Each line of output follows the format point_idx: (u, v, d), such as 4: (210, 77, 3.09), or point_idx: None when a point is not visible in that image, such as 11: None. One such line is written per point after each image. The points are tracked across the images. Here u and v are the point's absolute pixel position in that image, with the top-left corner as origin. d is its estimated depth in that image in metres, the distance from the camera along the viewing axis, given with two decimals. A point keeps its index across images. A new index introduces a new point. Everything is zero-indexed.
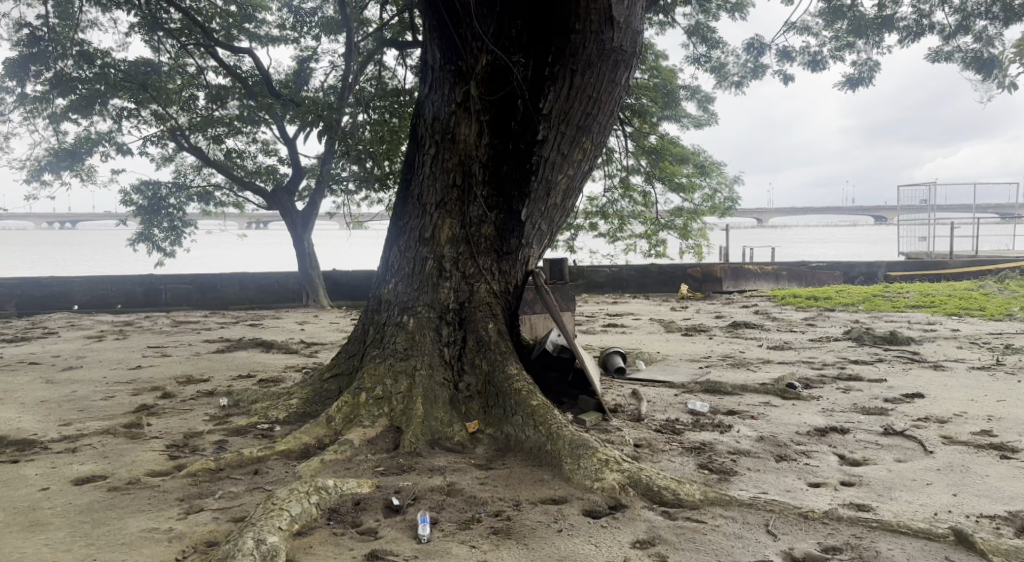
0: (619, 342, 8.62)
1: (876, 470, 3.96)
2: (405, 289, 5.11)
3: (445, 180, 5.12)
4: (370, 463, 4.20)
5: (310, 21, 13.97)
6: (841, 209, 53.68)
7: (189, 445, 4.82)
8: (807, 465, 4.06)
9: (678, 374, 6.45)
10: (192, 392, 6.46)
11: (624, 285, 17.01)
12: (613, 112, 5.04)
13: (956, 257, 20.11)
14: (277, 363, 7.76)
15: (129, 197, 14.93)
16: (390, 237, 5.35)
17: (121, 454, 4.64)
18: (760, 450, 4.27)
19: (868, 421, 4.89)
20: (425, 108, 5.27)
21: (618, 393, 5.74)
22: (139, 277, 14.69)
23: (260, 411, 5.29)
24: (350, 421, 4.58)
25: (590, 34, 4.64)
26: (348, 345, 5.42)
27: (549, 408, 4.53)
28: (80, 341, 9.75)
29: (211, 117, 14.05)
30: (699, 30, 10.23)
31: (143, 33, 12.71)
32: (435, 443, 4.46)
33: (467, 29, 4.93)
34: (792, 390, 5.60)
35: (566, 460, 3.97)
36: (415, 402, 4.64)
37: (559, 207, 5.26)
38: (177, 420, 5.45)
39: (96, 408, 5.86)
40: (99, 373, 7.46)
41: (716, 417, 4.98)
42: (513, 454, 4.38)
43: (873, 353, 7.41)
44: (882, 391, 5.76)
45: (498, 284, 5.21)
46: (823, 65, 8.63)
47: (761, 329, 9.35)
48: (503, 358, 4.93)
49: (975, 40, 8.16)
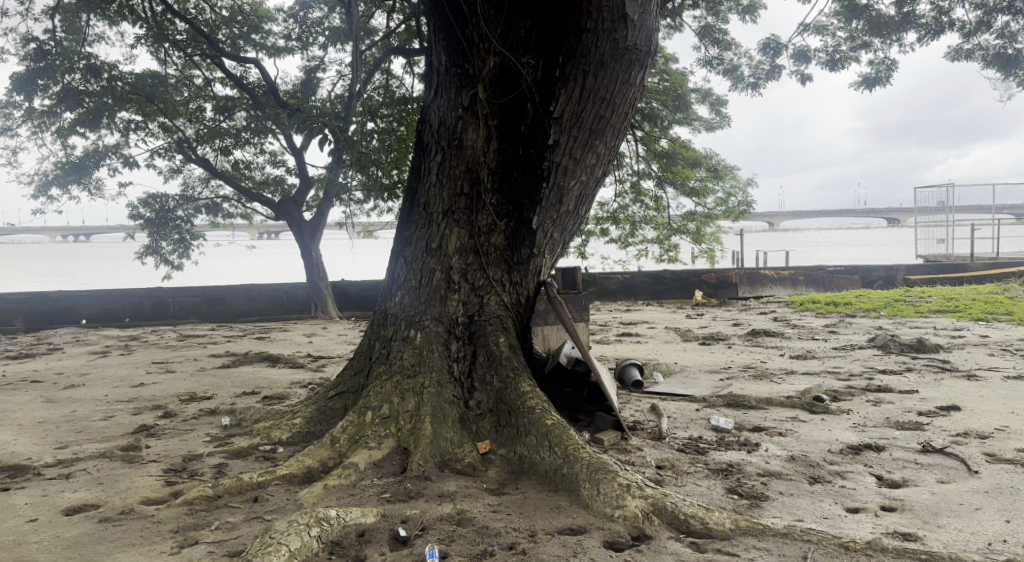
0: (634, 352, 8.33)
1: (918, 493, 3.68)
2: (412, 302, 4.88)
3: (452, 189, 4.86)
4: (375, 489, 3.95)
5: (316, 31, 13.81)
6: (854, 213, 53.30)
7: (187, 469, 4.61)
8: (843, 488, 3.78)
9: (699, 387, 6.16)
10: (194, 410, 6.24)
11: (637, 291, 16.71)
12: (627, 116, 4.80)
13: (979, 260, 19.62)
14: (283, 379, 7.54)
15: (136, 210, 14.73)
16: (396, 248, 5.10)
17: (116, 481, 4.42)
18: (792, 471, 4.00)
19: (904, 437, 4.60)
20: (430, 113, 5.00)
21: (636, 409, 5.47)
22: (146, 291, 14.55)
23: (263, 430, 5.07)
24: (354, 442, 4.35)
25: (602, 33, 4.40)
26: (353, 361, 5.20)
27: (565, 427, 4.28)
28: (84, 357, 9.60)
29: (217, 128, 13.75)
30: (710, 32, 10.01)
31: (148, 45, 12.60)
32: (444, 466, 4.22)
33: (473, 29, 4.64)
34: (821, 404, 5.32)
35: (585, 485, 3.71)
36: (424, 421, 4.40)
37: (571, 214, 5.02)
38: (177, 442, 5.24)
39: (93, 430, 5.66)
40: (101, 391, 7.27)
41: (741, 435, 4.71)
42: (527, 476, 4.14)
43: (901, 362, 7.10)
44: (915, 403, 5.46)
45: (509, 296, 4.98)
46: (839, 66, 8.36)
47: (782, 337, 9.06)
48: (515, 374, 4.70)
49: (998, 37, 7.87)
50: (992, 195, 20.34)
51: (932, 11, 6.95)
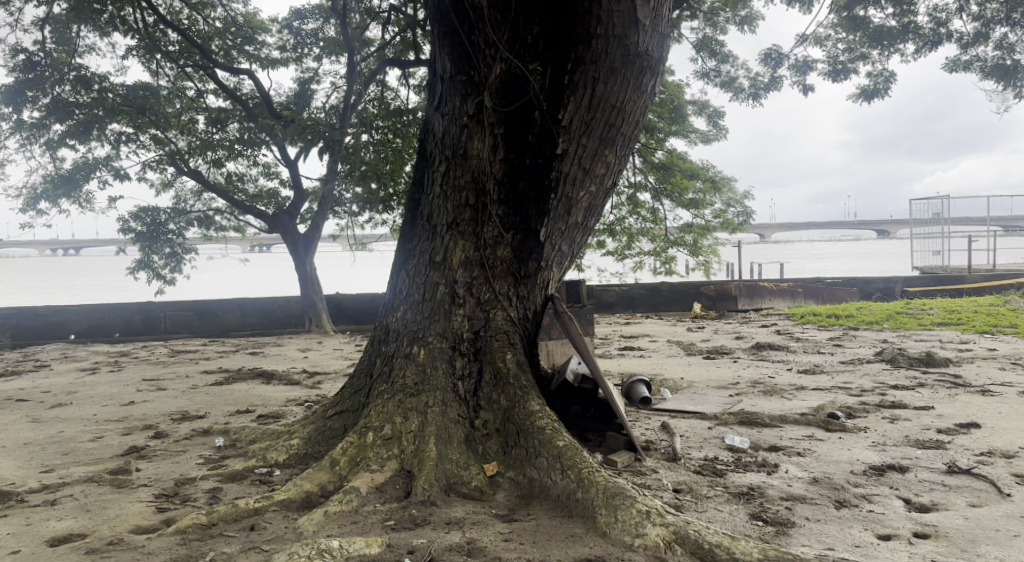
0: (638, 367, 8.13)
1: (951, 518, 3.51)
2: (415, 318, 4.70)
3: (456, 200, 4.69)
4: (378, 515, 3.76)
5: (310, 41, 13.65)
6: (846, 225, 53.60)
7: (180, 494, 4.39)
8: (871, 513, 3.61)
9: (708, 403, 5.99)
10: (187, 430, 6.02)
11: (634, 304, 16.54)
12: (638, 124, 4.64)
13: (976, 272, 19.56)
14: (278, 397, 7.31)
15: (127, 224, 14.47)
16: (398, 260, 4.92)
17: (104, 508, 4.20)
18: (816, 495, 3.82)
19: (928, 457, 4.43)
20: (433, 123, 4.85)
21: (646, 427, 5.29)
22: (137, 305, 14.29)
23: (258, 452, 4.86)
24: (355, 465, 4.17)
25: (613, 39, 4.25)
26: (353, 379, 5.00)
27: (578, 448, 4.09)
28: (72, 374, 9.33)
29: (210, 140, 13.55)
30: (708, 43, 9.92)
31: (140, 57, 12.46)
32: (450, 490, 4.02)
33: (480, 35, 4.49)
34: (837, 422, 5.15)
35: (602, 511, 3.54)
36: (428, 442, 4.21)
37: (580, 224, 4.84)
38: (169, 464, 5.03)
39: (81, 452, 5.43)
40: (90, 410, 7.03)
41: (758, 455, 4.54)
42: (539, 502, 3.94)
43: (913, 377, 6.93)
44: (933, 421, 5.29)
45: (516, 311, 4.80)
46: (839, 78, 8.28)
47: (787, 351, 8.91)
48: (523, 393, 4.51)
49: (997, 48, 7.77)
50: (987, 207, 20.31)
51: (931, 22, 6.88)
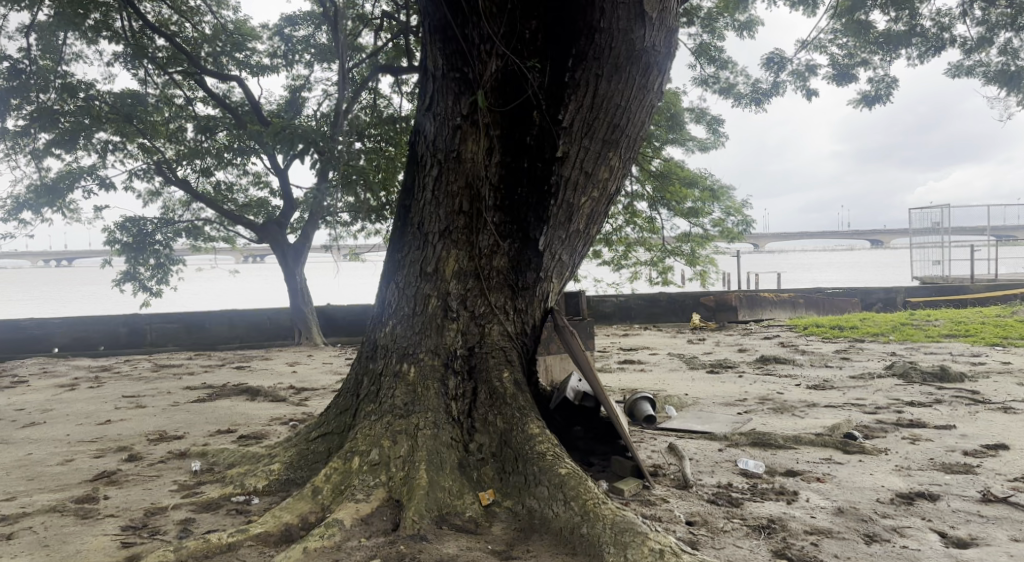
0: (639, 382, 7.78)
1: (994, 556, 3.19)
2: (404, 332, 4.37)
3: (449, 207, 4.37)
4: (364, 553, 3.42)
5: (300, 48, 13.36)
6: (840, 235, 53.62)
7: (148, 526, 4.03)
8: (905, 549, 3.28)
9: (717, 422, 5.64)
10: (163, 452, 5.65)
11: (632, 314, 16.18)
12: (643, 124, 4.31)
13: (978, 282, 19.27)
14: (262, 415, 6.92)
15: (113, 235, 14.05)
16: (387, 270, 4.59)
17: (65, 542, 3.84)
18: (843, 528, 3.50)
19: (958, 483, 4.10)
20: (423, 127, 4.52)
21: (652, 449, 4.96)
22: (122, 317, 13.91)
23: (236, 479, 4.51)
24: (340, 493, 3.82)
25: (616, 33, 3.96)
26: (338, 399, 4.65)
27: (580, 475, 3.76)
28: (49, 391, 8.92)
29: (197, 148, 13.23)
30: (705, 50, 9.65)
31: (126, 64, 12.14)
32: (442, 521, 3.69)
33: (473, 28, 4.16)
34: (855, 443, 4.83)
35: (610, 549, 3.26)
36: (418, 468, 3.87)
37: (581, 233, 4.50)
38: (140, 491, 4.67)
39: (47, 477, 5.06)
40: (63, 430, 6.65)
41: (775, 480, 4.22)
42: (539, 535, 3.61)
43: (928, 393, 6.59)
44: (957, 440, 4.98)
45: (513, 325, 4.46)
46: (842, 82, 7.97)
47: (794, 365, 8.56)
48: (520, 414, 4.17)
49: (1002, 53, 7.47)
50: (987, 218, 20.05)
51: (932, 25, 6.59)
